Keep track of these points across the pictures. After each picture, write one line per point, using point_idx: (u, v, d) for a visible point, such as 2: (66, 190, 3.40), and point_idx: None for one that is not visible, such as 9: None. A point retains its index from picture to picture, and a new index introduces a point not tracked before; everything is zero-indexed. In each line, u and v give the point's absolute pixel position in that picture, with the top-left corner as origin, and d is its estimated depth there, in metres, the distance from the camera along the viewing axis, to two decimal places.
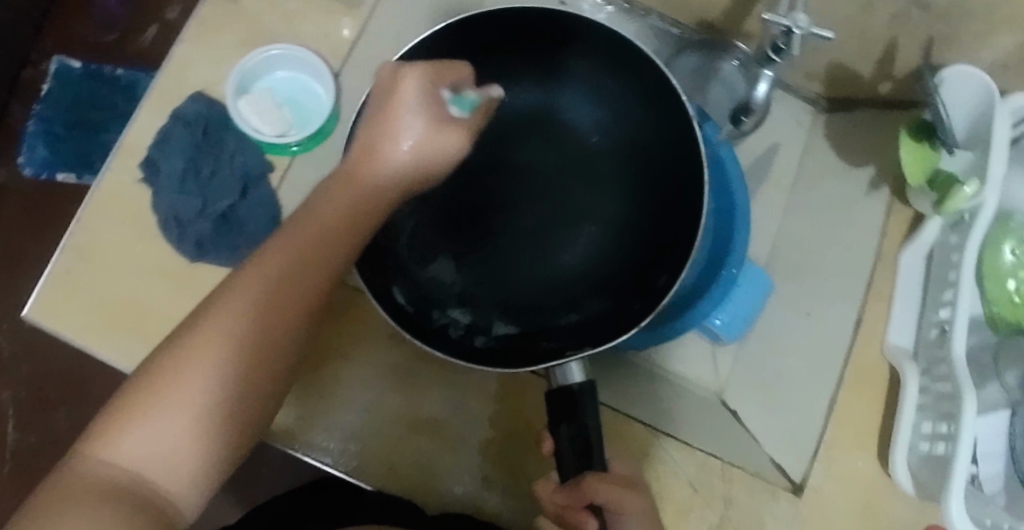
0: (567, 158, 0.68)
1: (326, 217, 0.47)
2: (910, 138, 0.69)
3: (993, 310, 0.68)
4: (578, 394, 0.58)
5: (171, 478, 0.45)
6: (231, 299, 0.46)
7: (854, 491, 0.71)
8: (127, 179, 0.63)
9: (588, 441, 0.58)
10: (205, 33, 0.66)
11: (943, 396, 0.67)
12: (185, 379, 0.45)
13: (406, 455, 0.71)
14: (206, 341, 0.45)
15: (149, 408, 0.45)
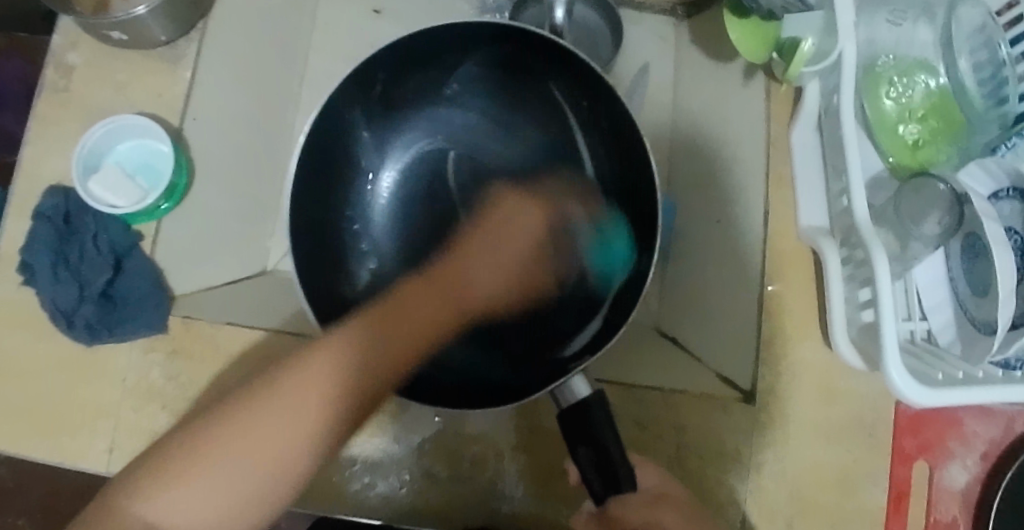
0: (535, 165, 0.69)
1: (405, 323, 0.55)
2: (734, 16, 0.68)
3: (891, 160, 0.66)
4: (594, 411, 0.53)
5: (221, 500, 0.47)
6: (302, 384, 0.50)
7: (807, 383, 0.69)
8: (9, 286, 0.65)
9: (609, 461, 0.52)
10: (47, 126, 0.67)
11: (861, 262, 0.64)
12: (268, 432, 0.49)
13: (441, 479, 0.66)
14: (336, 363, 0.50)
15: (248, 432, 0.48)
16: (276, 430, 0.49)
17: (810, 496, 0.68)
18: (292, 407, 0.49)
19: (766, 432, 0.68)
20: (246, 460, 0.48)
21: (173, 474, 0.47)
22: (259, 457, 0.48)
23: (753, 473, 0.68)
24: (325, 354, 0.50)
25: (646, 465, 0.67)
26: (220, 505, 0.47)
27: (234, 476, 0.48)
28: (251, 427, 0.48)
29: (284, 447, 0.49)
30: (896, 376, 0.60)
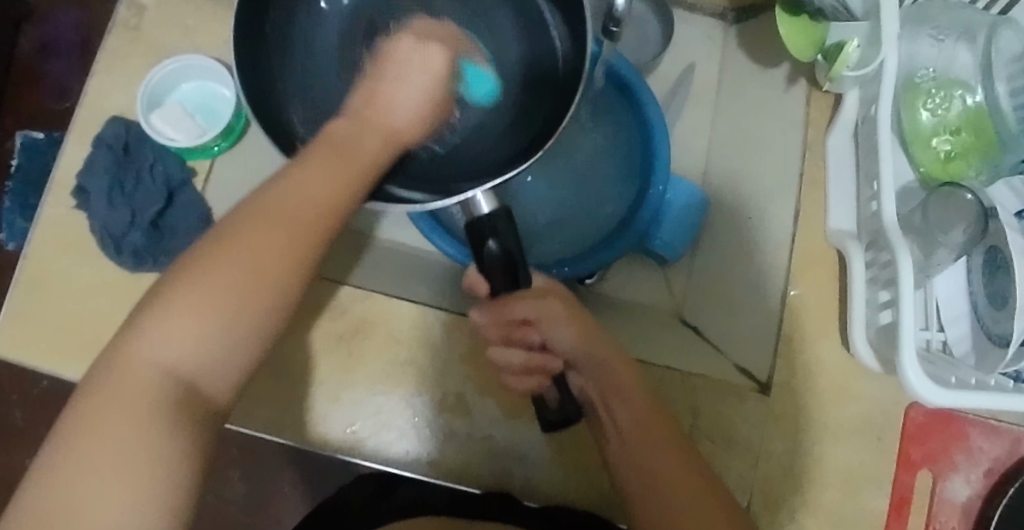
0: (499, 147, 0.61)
1: (315, 202, 0.46)
2: (788, 14, 0.72)
3: (923, 171, 0.68)
4: (494, 222, 0.55)
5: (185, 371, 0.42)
6: (238, 241, 0.44)
7: (823, 382, 0.71)
8: (62, 209, 0.67)
9: (512, 254, 0.56)
10: (115, 60, 0.70)
11: (886, 263, 0.66)
12: (244, 256, 0.44)
13: (463, 439, 0.68)
14: (311, 199, 0.46)
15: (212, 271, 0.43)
16: (240, 269, 0.44)
17: (814, 492, 0.70)
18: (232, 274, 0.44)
19: (777, 425, 0.70)
20: (230, 282, 0.43)
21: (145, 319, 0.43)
22: (237, 296, 0.43)
23: (762, 462, 0.69)
24: (268, 204, 0.45)
25: None
26: (189, 368, 0.43)
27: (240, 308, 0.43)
28: (215, 271, 0.43)
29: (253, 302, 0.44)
30: (913, 375, 0.61)
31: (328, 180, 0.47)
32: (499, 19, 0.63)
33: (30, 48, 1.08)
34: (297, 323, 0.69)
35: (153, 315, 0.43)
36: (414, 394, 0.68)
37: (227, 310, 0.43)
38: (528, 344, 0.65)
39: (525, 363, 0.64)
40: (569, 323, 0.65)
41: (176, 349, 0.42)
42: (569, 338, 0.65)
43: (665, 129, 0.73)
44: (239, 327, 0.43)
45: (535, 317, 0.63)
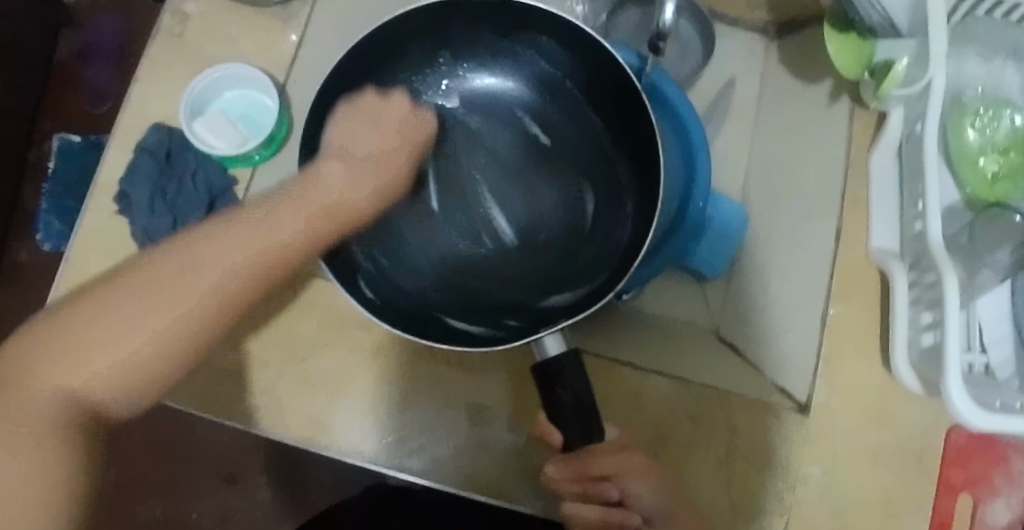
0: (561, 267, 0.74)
1: (219, 254, 0.51)
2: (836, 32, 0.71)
3: (968, 191, 0.67)
4: (565, 364, 0.59)
5: (120, 358, 0.49)
6: (225, 246, 0.51)
7: (863, 403, 0.70)
8: (104, 213, 0.67)
9: (587, 406, 0.60)
10: (159, 68, 0.70)
11: (931, 285, 0.65)
12: (137, 308, 0.49)
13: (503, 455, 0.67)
14: (235, 230, 0.52)
15: (108, 302, 0.49)
16: (155, 321, 0.49)
17: (852, 516, 0.68)
18: (182, 294, 0.50)
19: (814, 444, 0.69)
20: (127, 326, 0.49)
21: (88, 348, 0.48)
22: (139, 334, 0.49)
23: (800, 484, 0.68)
24: (254, 217, 0.53)
25: (695, 462, 0.68)
26: (104, 367, 0.48)
27: (133, 320, 0.49)
28: (117, 316, 0.49)
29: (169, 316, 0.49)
30: (959, 400, 0.60)
31: (231, 247, 0.51)
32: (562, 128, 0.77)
33: (70, 50, 1.09)
34: (334, 333, 0.69)
35: (104, 318, 0.48)
36: (452, 407, 0.68)
37: (129, 360, 0.49)
38: (603, 499, 0.64)
39: (602, 518, 0.64)
40: (647, 478, 0.64)
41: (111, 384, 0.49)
42: (654, 489, 0.64)
43: (706, 145, 0.73)
44: (153, 334, 0.49)
45: (619, 471, 0.63)
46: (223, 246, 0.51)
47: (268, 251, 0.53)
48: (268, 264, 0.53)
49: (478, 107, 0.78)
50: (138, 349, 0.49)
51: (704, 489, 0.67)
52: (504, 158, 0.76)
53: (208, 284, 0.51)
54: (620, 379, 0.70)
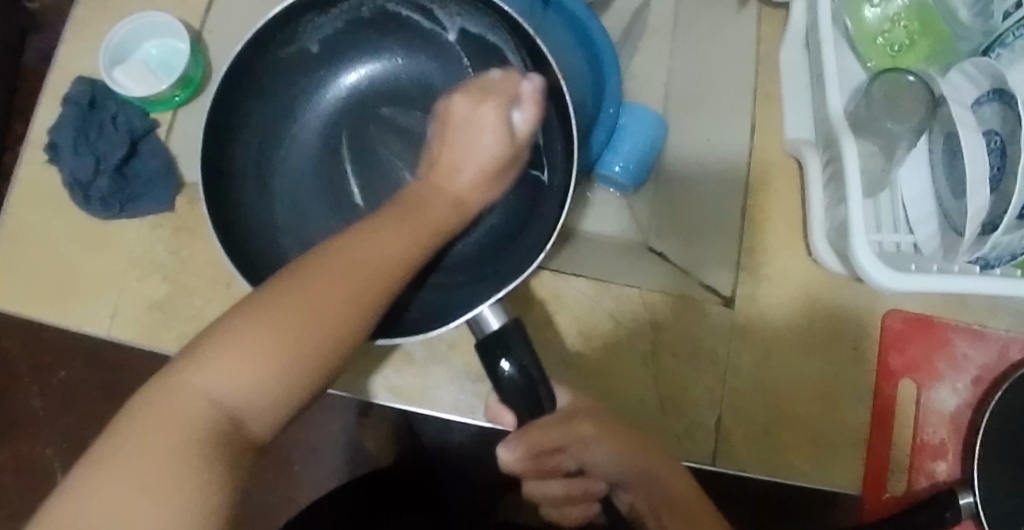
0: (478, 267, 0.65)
1: (344, 297, 0.44)
2: None
3: (872, 66, 0.68)
4: (505, 334, 0.56)
5: (160, 519, 0.37)
6: (316, 289, 0.43)
7: (792, 294, 0.69)
8: (36, 165, 0.71)
9: (534, 381, 0.56)
10: (82, 28, 0.73)
11: (837, 160, 0.65)
12: (247, 353, 0.41)
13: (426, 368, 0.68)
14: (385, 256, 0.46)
15: (226, 346, 0.41)
16: (266, 367, 0.41)
17: (787, 405, 0.68)
18: (255, 357, 0.41)
19: (743, 336, 0.68)
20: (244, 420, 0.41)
21: (203, 358, 0.41)
22: (265, 359, 0.41)
23: (729, 376, 0.67)
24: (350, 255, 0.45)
25: (619, 359, 0.67)
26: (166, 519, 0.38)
27: (283, 366, 0.41)
28: (214, 366, 0.41)
29: (272, 390, 0.41)
30: (870, 267, 0.61)
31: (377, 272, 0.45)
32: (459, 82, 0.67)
33: None
34: None
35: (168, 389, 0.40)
36: None
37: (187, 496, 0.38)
38: (564, 474, 0.60)
39: (566, 494, 0.61)
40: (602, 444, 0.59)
41: (150, 509, 0.37)
42: (608, 457, 0.59)
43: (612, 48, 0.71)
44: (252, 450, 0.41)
45: (568, 444, 0.58)
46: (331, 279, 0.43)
47: (353, 299, 0.44)
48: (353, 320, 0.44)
49: (372, 94, 0.68)
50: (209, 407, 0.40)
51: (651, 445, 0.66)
52: (411, 102, 0.67)
53: (325, 304, 0.43)
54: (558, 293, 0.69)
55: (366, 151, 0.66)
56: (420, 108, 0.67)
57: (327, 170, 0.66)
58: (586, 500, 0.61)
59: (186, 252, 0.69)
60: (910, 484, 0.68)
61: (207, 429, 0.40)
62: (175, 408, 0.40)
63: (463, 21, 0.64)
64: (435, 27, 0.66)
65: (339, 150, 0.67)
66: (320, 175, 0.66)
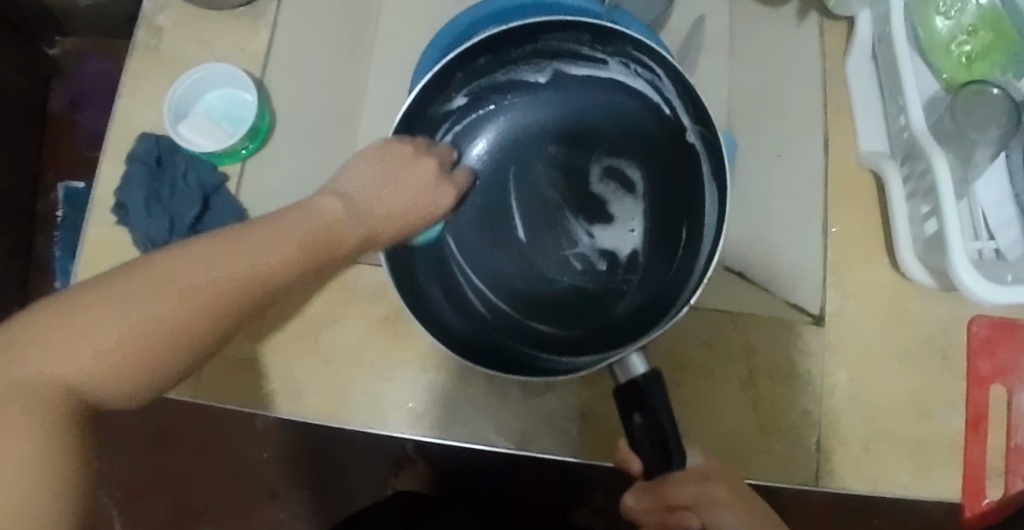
0: (651, 292, 0.63)
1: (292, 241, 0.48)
2: None
3: (946, 76, 0.68)
4: (646, 386, 0.51)
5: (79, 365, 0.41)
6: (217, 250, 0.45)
7: (881, 308, 0.70)
8: (105, 227, 0.69)
9: (665, 434, 0.51)
10: (140, 82, 0.72)
11: (923, 173, 0.65)
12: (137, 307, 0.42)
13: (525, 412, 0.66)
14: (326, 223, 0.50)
15: (105, 293, 0.42)
16: (113, 311, 0.41)
17: (886, 421, 0.68)
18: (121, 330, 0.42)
19: (835, 354, 0.68)
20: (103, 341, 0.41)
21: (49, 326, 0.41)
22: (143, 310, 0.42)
23: (827, 396, 0.68)
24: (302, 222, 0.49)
25: (721, 385, 0.68)
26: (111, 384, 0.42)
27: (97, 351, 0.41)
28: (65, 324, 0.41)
29: (106, 377, 0.41)
30: (969, 279, 0.60)
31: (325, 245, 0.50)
32: (628, 111, 0.66)
33: (61, 100, 1.16)
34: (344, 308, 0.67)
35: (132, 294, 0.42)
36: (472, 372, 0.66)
37: (126, 336, 0.41)
38: None
39: None
40: (720, 507, 0.53)
41: (79, 346, 0.41)
42: (722, 518, 0.53)
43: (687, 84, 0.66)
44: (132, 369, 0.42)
45: (699, 502, 0.53)
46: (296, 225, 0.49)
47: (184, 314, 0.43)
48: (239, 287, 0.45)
49: (534, 136, 0.68)
50: (163, 315, 0.42)
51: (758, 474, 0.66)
52: (590, 141, 0.67)
53: (214, 265, 0.44)
54: None
55: (593, 194, 0.66)
56: (597, 158, 0.66)
57: (503, 202, 0.66)
58: None
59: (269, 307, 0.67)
60: (1006, 488, 0.66)
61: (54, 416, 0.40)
62: (132, 333, 0.41)
63: (608, 71, 0.64)
64: (594, 61, 0.64)
65: (508, 186, 0.66)
66: (485, 213, 0.65)
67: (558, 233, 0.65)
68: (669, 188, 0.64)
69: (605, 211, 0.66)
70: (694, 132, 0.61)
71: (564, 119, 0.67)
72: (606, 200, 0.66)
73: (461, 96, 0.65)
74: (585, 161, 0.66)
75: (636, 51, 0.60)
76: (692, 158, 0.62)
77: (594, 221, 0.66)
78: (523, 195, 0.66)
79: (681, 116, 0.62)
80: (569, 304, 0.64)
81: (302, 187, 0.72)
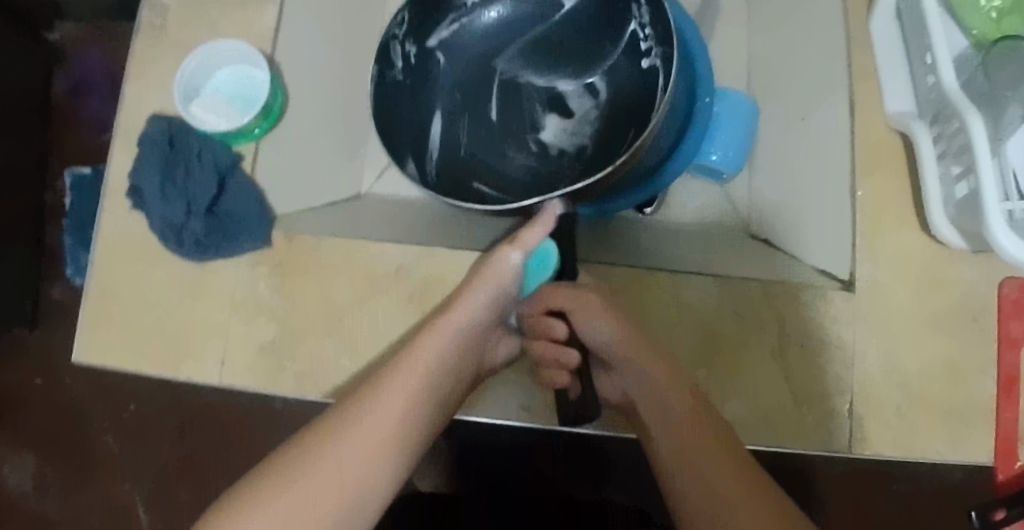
0: (593, 168, 0.72)
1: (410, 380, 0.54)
2: None
3: (975, 33, 0.66)
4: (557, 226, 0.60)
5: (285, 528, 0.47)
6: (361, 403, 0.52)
7: (913, 271, 0.68)
8: (119, 213, 0.68)
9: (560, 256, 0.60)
10: (147, 63, 0.70)
11: (957, 133, 0.63)
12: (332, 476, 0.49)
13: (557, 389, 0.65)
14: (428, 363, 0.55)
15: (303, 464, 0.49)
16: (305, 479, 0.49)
17: (920, 386, 0.66)
18: (310, 490, 0.48)
19: (867, 320, 0.67)
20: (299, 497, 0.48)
21: (251, 494, 0.48)
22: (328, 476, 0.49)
23: (858, 363, 0.67)
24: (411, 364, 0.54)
25: (750, 354, 0.67)
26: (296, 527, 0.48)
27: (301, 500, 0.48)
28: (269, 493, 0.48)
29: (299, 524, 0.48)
30: (1005, 240, 0.58)
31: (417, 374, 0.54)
32: (617, 26, 0.72)
33: (63, 87, 1.16)
34: (368, 288, 0.66)
35: (319, 460, 0.49)
36: None
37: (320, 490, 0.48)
38: (555, 338, 0.59)
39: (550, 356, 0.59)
40: (592, 317, 0.58)
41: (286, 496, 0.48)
42: (597, 333, 0.58)
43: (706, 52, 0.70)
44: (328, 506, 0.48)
45: (573, 308, 0.58)
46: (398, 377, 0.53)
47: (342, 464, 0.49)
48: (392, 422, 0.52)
49: (525, 38, 0.74)
50: (336, 480, 0.49)
51: (787, 443, 0.65)
52: (572, 55, 0.74)
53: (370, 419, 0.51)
54: (678, 291, 0.68)
55: (561, 95, 0.74)
56: (573, 68, 0.74)
57: (484, 88, 0.74)
58: (562, 374, 0.59)
59: (290, 289, 0.66)
60: None
61: None
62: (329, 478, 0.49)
63: None
64: None
65: (491, 79, 0.74)
66: (462, 88, 0.74)
67: (520, 129, 0.74)
68: (639, 99, 0.71)
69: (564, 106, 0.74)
70: (654, 52, 0.69)
71: (552, 26, 0.74)
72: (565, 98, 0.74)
73: (501, 9, 0.74)
74: (562, 64, 0.74)
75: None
76: (651, 77, 0.70)
77: (555, 113, 0.74)
78: (504, 89, 0.74)
79: (645, 35, 0.70)
80: (526, 183, 0.72)
81: (324, 164, 0.72)
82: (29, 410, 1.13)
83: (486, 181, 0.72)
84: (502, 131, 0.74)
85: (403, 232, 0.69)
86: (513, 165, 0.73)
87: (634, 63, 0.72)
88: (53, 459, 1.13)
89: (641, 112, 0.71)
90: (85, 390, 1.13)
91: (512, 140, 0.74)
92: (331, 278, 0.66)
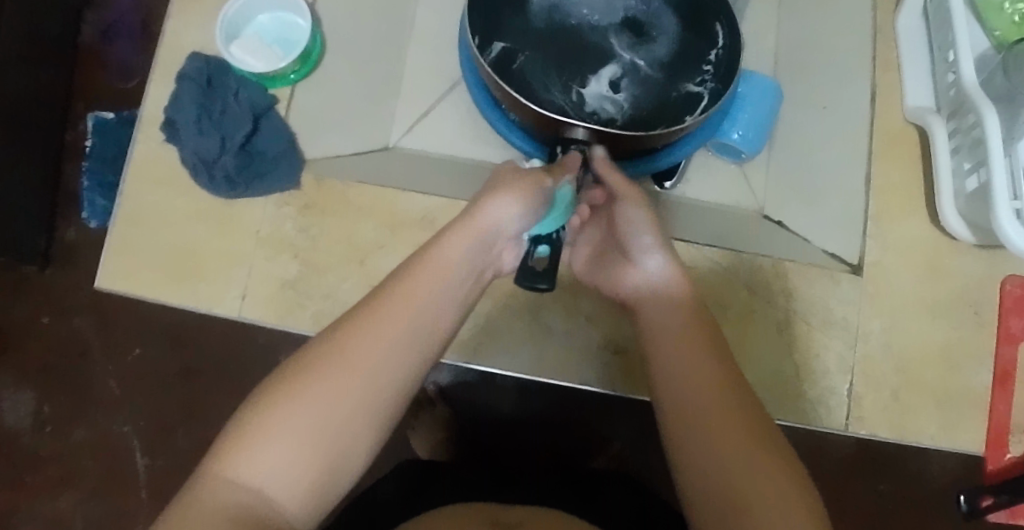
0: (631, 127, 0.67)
1: (424, 288, 0.47)
2: None
3: (997, 35, 0.67)
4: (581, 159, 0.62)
5: (298, 464, 0.40)
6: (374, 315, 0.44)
7: (919, 261, 0.70)
8: (153, 145, 0.69)
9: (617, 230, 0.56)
10: (190, 3, 0.72)
11: (972, 127, 0.65)
12: (336, 394, 0.41)
13: (567, 351, 0.67)
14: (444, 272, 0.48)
15: (315, 390, 0.41)
16: (333, 405, 0.41)
17: (918, 371, 0.69)
18: (327, 410, 0.41)
19: (872, 303, 0.69)
20: (320, 424, 0.40)
21: (265, 415, 0.40)
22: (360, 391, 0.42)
23: (860, 343, 0.69)
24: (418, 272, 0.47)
25: (755, 327, 0.69)
26: (311, 459, 0.40)
27: (320, 422, 0.40)
28: (277, 433, 0.40)
29: (317, 458, 0.40)
30: (1011, 231, 0.59)
31: (428, 290, 0.47)
32: (691, 38, 0.70)
33: (93, 32, 1.16)
34: (395, 236, 0.69)
35: (332, 373, 0.42)
36: (509, 297, 0.68)
37: (342, 416, 0.41)
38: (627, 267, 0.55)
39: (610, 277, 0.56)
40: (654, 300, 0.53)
41: (296, 421, 0.40)
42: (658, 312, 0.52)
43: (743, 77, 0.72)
44: (347, 429, 0.41)
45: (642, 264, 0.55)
46: (410, 287, 0.46)
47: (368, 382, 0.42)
48: (411, 336, 0.44)
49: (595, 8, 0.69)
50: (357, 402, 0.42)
51: (786, 413, 0.67)
52: (633, 35, 0.70)
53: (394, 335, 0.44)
54: (695, 263, 0.70)
55: (614, 56, 0.69)
56: (630, 46, 0.69)
57: (553, 27, 0.69)
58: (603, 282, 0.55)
59: (316, 231, 0.68)
60: None
61: (294, 478, 0.39)
62: (353, 404, 0.41)
63: (718, 20, 0.69)
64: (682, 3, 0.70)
65: (554, 25, 0.69)
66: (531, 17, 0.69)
67: (569, 74, 0.68)
68: (685, 99, 0.68)
69: (617, 77, 0.69)
70: (705, 83, 0.68)
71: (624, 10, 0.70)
72: (616, 75, 0.69)
73: None
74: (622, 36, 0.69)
75: (720, 25, 0.69)
76: (692, 103, 0.68)
77: (605, 71, 0.69)
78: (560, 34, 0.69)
79: (709, 63, 0.69)
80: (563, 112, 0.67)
81: (351, 112, 0.72)
82: (29, 347, 1.11)
83: (534, 89, 0.67)
84: (554, 66, 0.68)
85: (425, 184, 0.71)
86: (547, 98, 0.67)
87: (691, 72, 0.69)
88: (53, 397, 1.11)
89: (686, 110, 0.68)
90: (90, 332, 1.11)
91: (559, 81, 0.68)
92: (358, 223, 0.69)
